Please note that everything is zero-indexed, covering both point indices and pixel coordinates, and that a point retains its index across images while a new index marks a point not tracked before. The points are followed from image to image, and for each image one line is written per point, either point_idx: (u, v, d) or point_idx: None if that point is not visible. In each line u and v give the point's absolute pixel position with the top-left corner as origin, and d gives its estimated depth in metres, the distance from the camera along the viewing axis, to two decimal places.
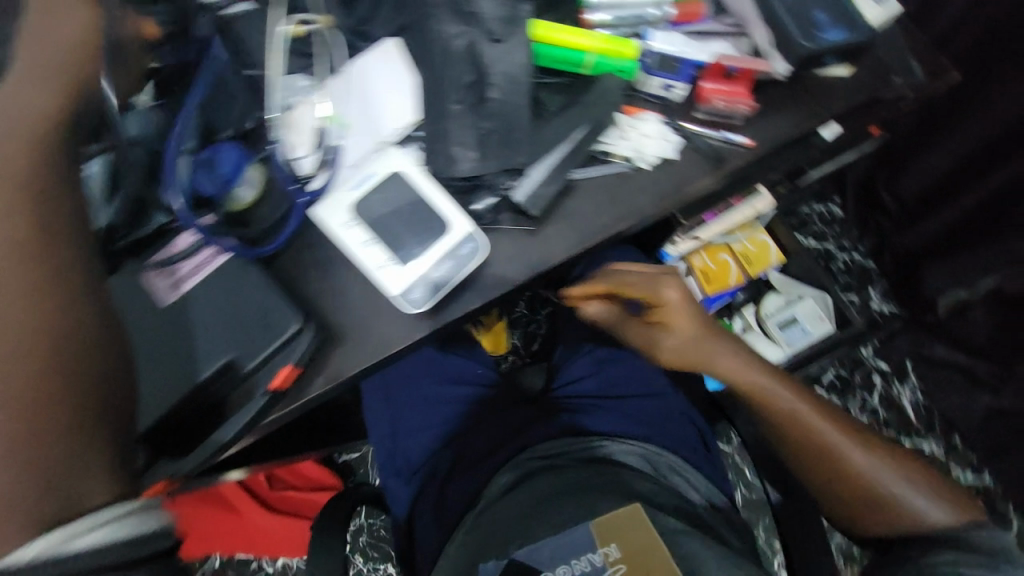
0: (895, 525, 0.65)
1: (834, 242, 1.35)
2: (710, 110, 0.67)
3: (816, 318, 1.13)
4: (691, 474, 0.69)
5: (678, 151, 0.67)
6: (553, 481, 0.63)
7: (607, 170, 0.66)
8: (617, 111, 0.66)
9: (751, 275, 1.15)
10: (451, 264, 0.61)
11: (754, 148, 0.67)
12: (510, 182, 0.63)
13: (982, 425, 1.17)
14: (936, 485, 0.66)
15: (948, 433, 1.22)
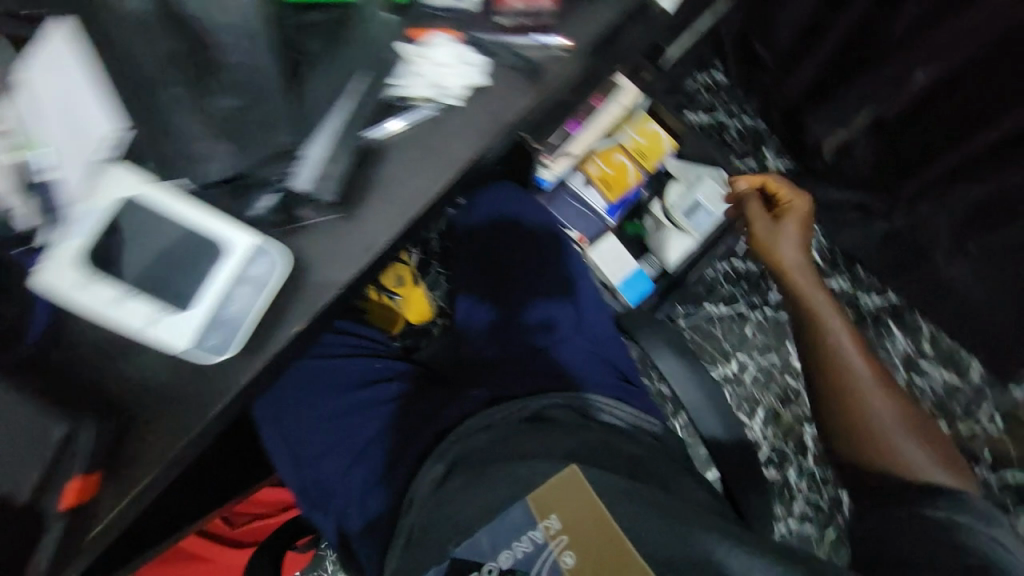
0: (895, 475, 0.76)
1: (723, 111, 1.33)
2: (512, 13, 0.62)
3: (718, 196, 1.09)
4: (610, 408, 0.75)
5: (486, 74, 0.60)
6: (484, 463, 0.67)
7: (412, 116, 0.59)
8: (399, 44, 0.59)
9: (650, 168, 1.11)
10: (245, 291, 0.53)
11: (573, 47, 0.62)
12: (288, 167, 0.55)
13: (881, 251, 1.24)
14: (949, 458, 0.77)
15: (852, 266, 1.29)
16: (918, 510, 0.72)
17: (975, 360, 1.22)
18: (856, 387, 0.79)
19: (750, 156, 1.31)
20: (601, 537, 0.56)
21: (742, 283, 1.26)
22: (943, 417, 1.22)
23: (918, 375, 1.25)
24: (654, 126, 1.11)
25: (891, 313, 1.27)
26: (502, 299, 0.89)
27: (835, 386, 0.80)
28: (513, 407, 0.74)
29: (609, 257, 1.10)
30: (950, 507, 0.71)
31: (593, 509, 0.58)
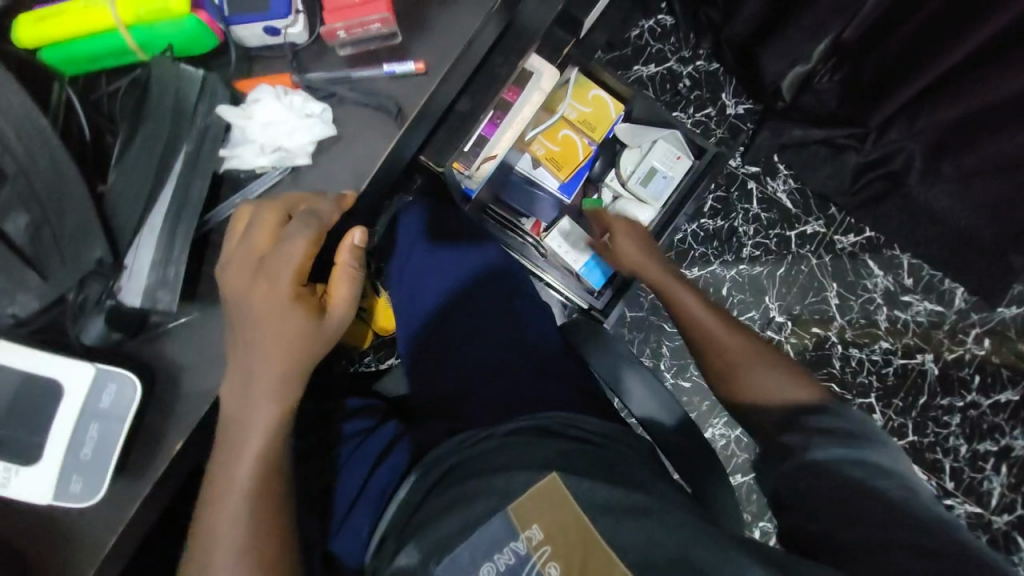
0: (767, 409, 0.69)
1: (674, 58, 1.22)
2: (350, 42, 0.58)
3: (672, 158, 1.03)
4: (583, 423, 0.69)
5: (330, 123, 0.56)
6: (457, 477, 0.64)
7: (263, 184, 0.57)
8: (219, 107, 0.55)
9: (598, 138, 1.03)
10: (99, 427, 0.53)
11: (423, 71, 0.57)
12: (118, 285, 0.54)
13: (856, 189, 1.15)
14: (795, 370, 0.71)
15: (826, 207, 1.23)
16: (804, 452, 0.60)
17: (957, 286, 1.20)
18: (711, 342, 0.76)
19: (708, 104, 1.22)
20: (582, 543, 0.55)
21: (714, 242, 1.22)
22: (929, 348, 1.21)
23: (900, 309, 1.22)
24: (595, 91, 1.03)
25: (869, 249, 1.23)
26: (448, 309, 0.83)
27: (696, 349, 0.77)
28: (466, 436, 0.68)
29: (566, 243, 1.04)
30: (816, 430, 0.62)
31: (574, 519, 0.57)
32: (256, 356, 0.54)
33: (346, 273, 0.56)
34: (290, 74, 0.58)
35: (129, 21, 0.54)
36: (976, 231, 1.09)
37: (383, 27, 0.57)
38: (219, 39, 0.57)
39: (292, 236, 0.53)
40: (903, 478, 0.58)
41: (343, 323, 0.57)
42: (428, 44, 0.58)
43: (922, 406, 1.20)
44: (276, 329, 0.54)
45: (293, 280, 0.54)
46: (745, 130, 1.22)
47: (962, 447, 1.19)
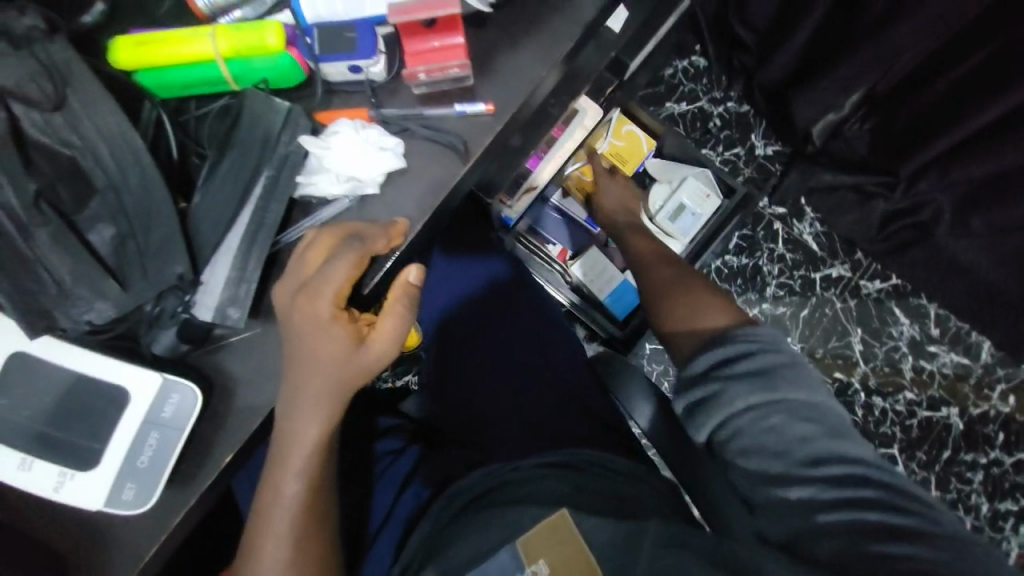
0: (683, 330, 0.71)
1: (705, 98, 1.25)
2: (425, 82, 0.61)
3: (701, 195, 1.04)
4: (609, 459, 0.67)
5: (401, 155, 0.59)
6: (482, 504, 0.64)
7: (332, 210, 0.60)
8: (300, 135, 0.58)
9: (629, 172, 1.07)
10: (158, 436, 0.55)
11: (492, 112, 0.61)
12: (191, 297, 0.57)
13: (882, 235, 1.15)
14: (721, 304, 0.71)
15: (852, 252, 1.23)
16: (703, 365, 0.61)
17: (984, 339, 1.18)
18: (651, 273, 0.81)
19: (737, 143, 1.24)
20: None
21: (737, 280, 1.22)
22: (954, 402, 1.18)
23: (926, 359, 1.20)
24: (629, 125, 1.06)
25: (894, 296, 1.22)
26: (476, 333, 0.82)
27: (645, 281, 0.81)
28: (485, 471, 0.67)
29: (594, 270, 1.05)
30: (733, 372, 0.59)
31: (579, 558, 0.57)
32: (303, 377, 0.55)
33: (396, 309, 0.57)
34: (367, 108, 0.61)
35: (226, 55, 0.57)
36: (1005, 287, 1.10)
37: (460, 71, 0.60)
38: (306, 74, 0.60)
39: (345, 263, 0.54)
40: (815, 405, 0.57)
41: (391, 355, 0.58)
42: (491, 82, 0.61)
43: (945, 461, 1.16)
44: (323, 353, 0.54)
45: (339, 301, 0.55)
46: (773, 171, 1.24)
47: (984, 506, 1.15)
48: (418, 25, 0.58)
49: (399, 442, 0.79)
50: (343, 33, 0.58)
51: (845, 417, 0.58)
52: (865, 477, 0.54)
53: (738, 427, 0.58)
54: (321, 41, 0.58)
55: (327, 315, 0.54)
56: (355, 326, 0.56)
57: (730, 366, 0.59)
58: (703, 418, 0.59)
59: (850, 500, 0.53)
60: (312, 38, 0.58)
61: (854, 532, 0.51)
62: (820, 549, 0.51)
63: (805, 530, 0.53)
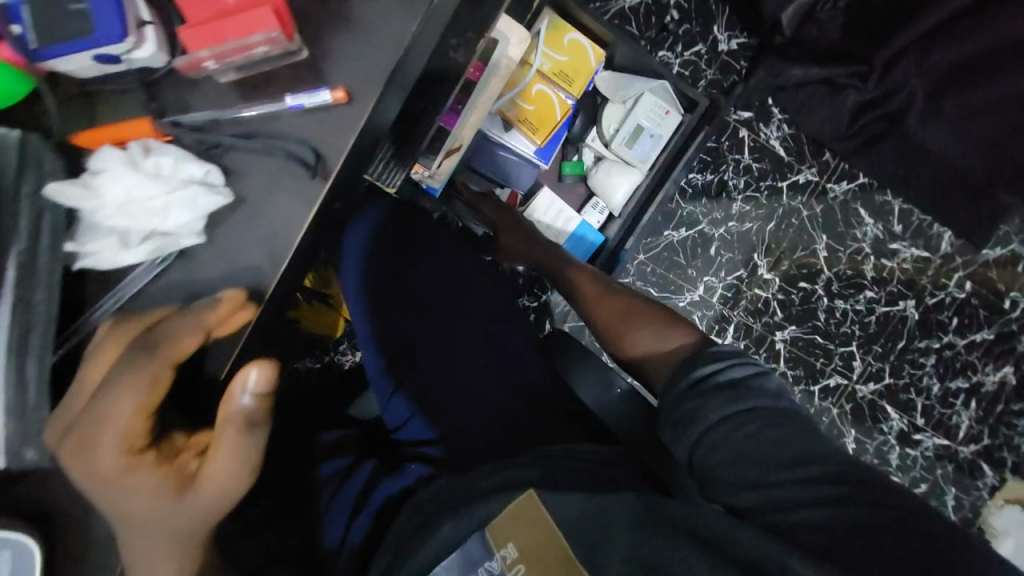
0: (657, 353, 0.70)
1: None
2: (222, 63, 0.48)
3: (661, 113, 0.92)
4: (581, 446, 0.63)
5: (223, 189, 0.47)
6: (448, 507, 0.59)
7: (145, 274, 0.48)
8: (49, 187, 0.44)
9: (578, 92, 0.91)
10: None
11: (343, 100, 0.47)
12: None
13: (853, 132, 1.07)
14: (669, 321, 0.73)
15: (820, 152, 1.15)
16: (691, 378, 0.62)
17: (945, 230, 1.17)
18: (596, 305, 0.80)
19: (697, 40, 1.08)
20: (556, 564, 0.53)
21: (702, 199, 1.15)
22: (911, 295, 1.21)
23: (888, 257, 1.19)
24: (572, 36, 0.89)
25: (861, 196, 1.17)
26: (416, 327, 0.71)
27: (594, 306, 0.80)
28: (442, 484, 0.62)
29: (549, 211, 0.96)
30: (710, 388, 0.60)
31: (551, 540, 0.54)
32: (127, 542, 0.47)
33: (229, 435, 0.48)
34: (152, 117, 0.48)
35: None
36: (970, 168, 1.06)
37: (272, 47, 0.47)
38: (32, 79, 0.46)
39: (131, 392, 0.46)
40: (788, 414, 0.58)
41: (236, 485, 0.49)
42: (367, 23, 0.48)
43: (900, 350, 1.22)
44: (138, 509, 0.46)
45: (133, 445, 0.47)
46: (737, 69, 1.09)
47: (934, 386, 1.23)
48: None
49: (344, 462, 0.69)
50: (69, 7, 0.44)
51: (817, 426, 0.58)
52: (854, 470, 0.51)
53: (716, 441, 0.57)
54: (40, 26, 0.45)
55: (117, 467, 0.46)
56: (174, 463, 0.48)
57: (707, 385, 0.61)
58: (683, 435, 0.59)
59: (832, 493, 0.50)
60: (21, 25, 0.45)
61: (851, 523, 0.48)
62: (812, 536, 0.48)
63: (784, 524, 0.50)
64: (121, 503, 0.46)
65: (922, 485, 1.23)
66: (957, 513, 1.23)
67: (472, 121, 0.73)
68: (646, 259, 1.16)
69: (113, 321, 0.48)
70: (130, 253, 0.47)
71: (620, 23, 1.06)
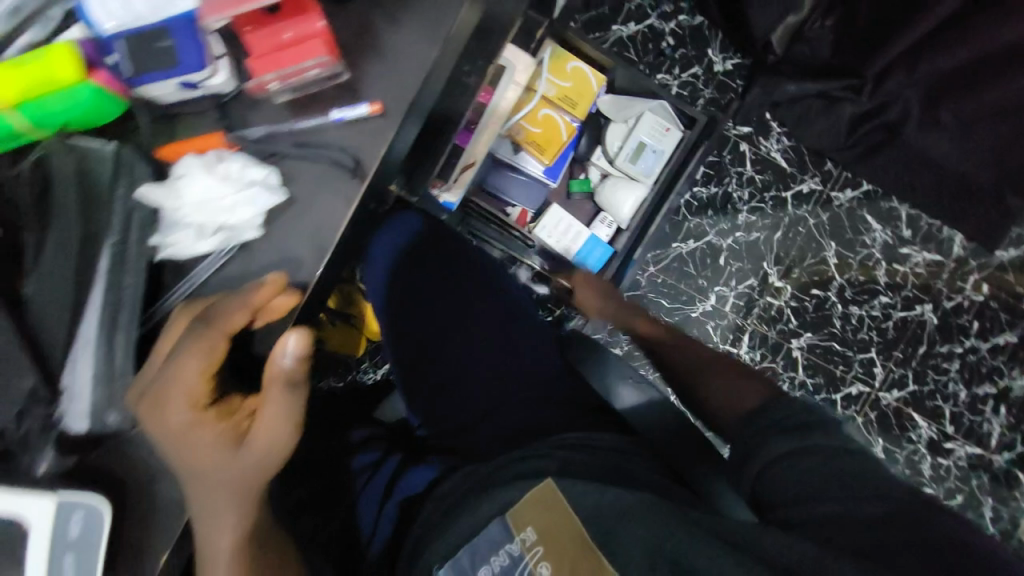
0: (721, 397, 0.68)
1: (654, 14, 1.13)
2: (290, 85, 0.53)
3: (661, 130, 0.97)
4: (595, 440, 0.62)
5: (275, 189, 0.52)
6: (467, 496, 0.59)
7: (213, 264, 0.53)
8: (138, 188, 0.49)
9: (582, 116, 0.97)
10: (74, 558, 0.46)
11: (379, 110, 0.53)
12: (56, 414, 0.48)
13: (853, 142, 1.10)
14: (744, 373, 0.70)
15: (822, 163, 1.18)
16: (764, 420, 0.58)
17: (956, 233, 1.17)
18: (660, 350, 0.79)
19: (693, 63, 1.14)
20: (573, 543, 0.52)
21: (708, 211, 1.18)
22: (928, 299, 1.20)
23: (900, 262, 1.20)
24: (575, 62, 0.96)
25: (866, 203, 1.19)
26: (436, 328, 0.75)
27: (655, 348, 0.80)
28: (460, 473, 0.63)
29: (559, 226, 1.00)
30: (773, 427, 0.57)
31: (569, 527, 0.53)
32: (195, 491, 0.50)
33: (274, 394, 0.50)
34: (221, 132, 0.53)
35: (14, 100, 0.47)
36: (977, 174, 1.07)
37: (323, 71, 0.52)
38: (124, 104, 0.52)
39: (190, 358, 0.48)
40: (860, 451, 0.53)
41: (281, 443, 0.51)
42: (391, 56, 0.54)
43: (921, 356, 1.20)
44: (201, 461, 0.49)
45: (198, 402, 0.50)
46: (734, 88, 1.15)
47: (961, 392, 1.20)
48: (260, 30, 0.51)
49: (377, 454, 0.72)
50: (155, 43, 0.48)
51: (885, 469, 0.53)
52: (921, 504, 0.47)
53: (776, 470, 0.53)
54: (130, 58, 0.48)
55: (184, 423, 0.49)
56: (232, 420, 0.51)
57: (776, 424, 0.57)
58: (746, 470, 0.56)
59: (894, 521, 0.45)
60: (116, 56, 0.49)
61: (910, 544, 0.43)
62: (850, 541, 0.45)
63: (825, 534, 0.47)
64: (183, 459, 0.49)
65: (958, 497, 1.19)
66: (999, 527, 1.18)
67: (485, 138, 0.80)
68: (656, 271, 1.18)
69: (187, 300, 0.52)
70: (205, 244, 0.51)
71: (619, 49, 1.13)
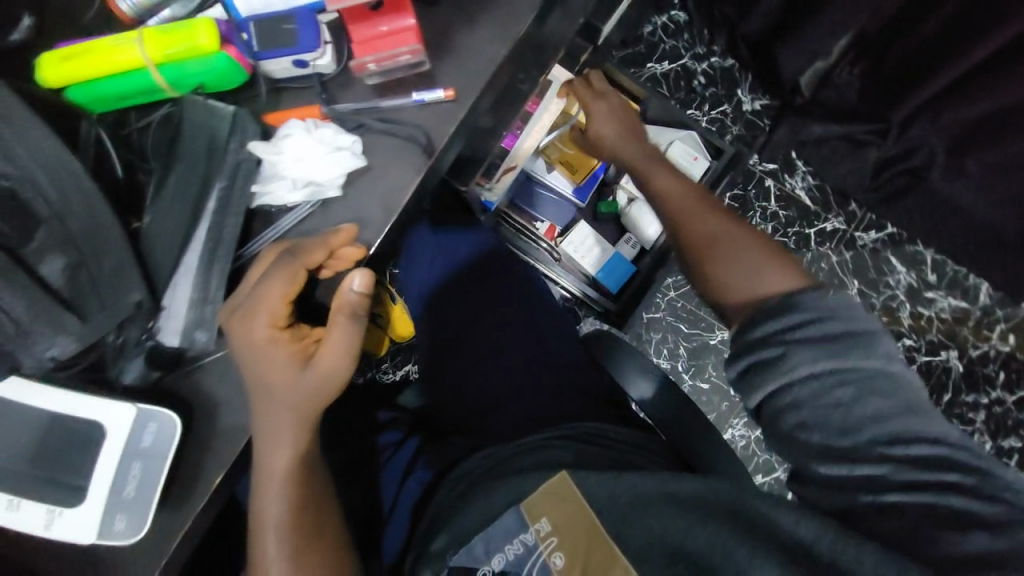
0: (732, 286, 0.64)
1: (687, 55, 1.21)
2: (383, 69, 0.59)
3: (690, 159, 1.01)
4: (608, 430, 0.65)
5: (359, 155, 0.57)
6: (486, 480, 0.61)
7: (298, 216, 0.58)
8: (252, 142, 0.56)
9: None
10: (141, 466, 0.52)
11: (454, 95, 0.59)
12: (154, 325, 0.54)
13: (878, 184, 1.13)
14: (770, 259, 0.63)
15: (846, 202, 1.21)
16: (776, 320, 0.55)
17: (982, 281, 1.17)
18: (686, 228, 0.69)
19: (723, 101, 1.21)
20: (587, 537, 0.53)
21: None
22: (954, 345, 1.19)
23: (924, 305, 1.19)
24: (612, 92, 1.02)
25: (890, 246, 1.21)
26: (464, 323, 0.78)
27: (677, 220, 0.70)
28: (481, 453, 0.65)
29: (586, 242, 1.03)
30: (803, 338, 0.53)
31: (584, 519, 0.54)
32: (262, 410, 0.54)
33: (340, 320, 0.54)
34: (320, 105, 0.60)
35: (158, 60, 0.54)
36: (1003, 225, 1.05)
37: (412, 58, 0.59)
38: (247, 74, 0.58)
39: (279, 282, 0.52)
40: (893, 377, 0.52)
41: (341, 372, 0.55)
42: (454, 67, 0.60)
43: (947, 404, 1.18)
44: (276, 378, 0.53)
45: (278, 322, 0.54)
46: (761, 126, 1.22)
47: (988, 445, 1.16)
48: (360, 19, 0.56)
49: (400, 434, 0.77)
50: (282, 26, 0.56)
51: (920, 394, 0.53)
52: (939, 476, 0.49)
53: (799, 399, 0.52)
54: (259, 35, 0.56)
55: (265, 337, 0.53)
56: (302, 344, 0.55)
57: (816, 338, 0.53)
58: (759, 383, 0.54)
59: (923, 482, 0.49)
60: (249, 34, 0.56)
61: (914, 538, 0.47)
62: (886, 521, 0.48)
63: (858, 509, 0.50)
64: (262, 372, 0.53)
65: None
66: None
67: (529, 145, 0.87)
68: (678, 295, 1.15)
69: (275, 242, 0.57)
70: (297, 196, 0.57)
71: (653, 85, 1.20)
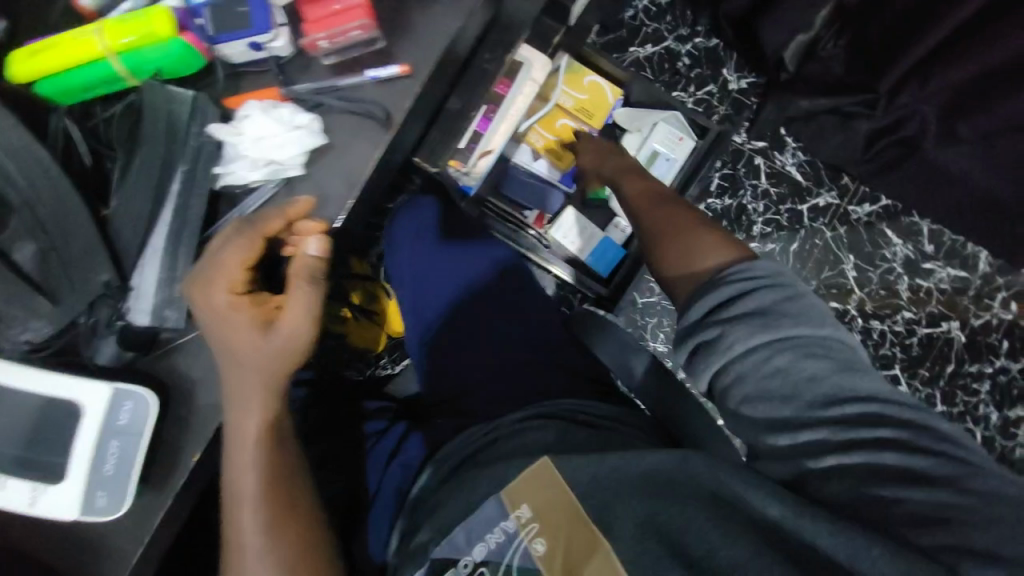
0: (681, 264, 0.65)
1: (670, 37, 1.20)
2: (337, 49, 0.60)
3: (674, 139, 1.01)
4: (590, 406, 0.67)
5: (317, 132, 0.58)
6: (472, 465, 0.62)
7: (261, 197, 0.59)
8: (211, 125, 0.57)
9: (598, 125, 1.03)
10: (120, 443, 0.54)
11: (410, 71, 0.60)
12: (124, 306, 0.56)
13: (870, 157, 1.11)
14: (717, 242, 0.64)
15: (839, 177, 1.20)
16: (716, 292, 0.56)
17: (980, 250, 1.16)
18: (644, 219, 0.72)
19: (708, 81, 1.20)
20: (568, 521, 0.53)
21: (723, 222, 1.20)
22: (954, 316, 1.17)
23: (922, 277, 1.18)
24: (592, 77, 1.03)
25: (885, 218, 1.19)
26: (450, 311, 0.79)
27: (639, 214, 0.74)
28: (461, 437, 0.66)
29: (574, 229, 1.02)
30: (735, 314, 0.54)
31: (564, 504, 0.54)
32: (232, 373, 0.56)
33: (300, 287, 0.55)
34: (277, 87, 0.61)
35: (117, 48, 0.56)
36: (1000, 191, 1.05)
37: (365, 33, 0.60)
38: (206, 58, 0.59)
39: (237, 248, 0.53)
40: (825, 342, 0.52)
41: (302, 336, 0.56)
42: (421, 55, 0.61)
43: (949, 375, 1.16)
44: (237, 345, 0.55)
45: (237, 289, 0.55)
46: (749, 105, 1.20)
47: (992, 415, 1.15)
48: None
49: (384, 422, 0.79)
50: (235, 9, 0.56)
51: (858, 354, 0.53)
52: (882, 437, 0.48)
53: (742, 372, 0.52)
54: (213, 19, 0.56)
55: (224, 305, 0.54)
56: (263, 308, 0.56)
57: (747, 313, 0.53)
58: (702, 365, 0.55)
59: (866, 442, 0.48)
60: (203, 18, 0.57)
61: (858, 504, 0.47)
62: (823, 482, 0.49)
63: (803, 471, 0.50)
64: (222, 339, 0.55)
65: None
66: None
67: (503, 129, 0.87)
68: None
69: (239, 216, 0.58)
70: (257, 176, 0.58)
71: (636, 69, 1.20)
